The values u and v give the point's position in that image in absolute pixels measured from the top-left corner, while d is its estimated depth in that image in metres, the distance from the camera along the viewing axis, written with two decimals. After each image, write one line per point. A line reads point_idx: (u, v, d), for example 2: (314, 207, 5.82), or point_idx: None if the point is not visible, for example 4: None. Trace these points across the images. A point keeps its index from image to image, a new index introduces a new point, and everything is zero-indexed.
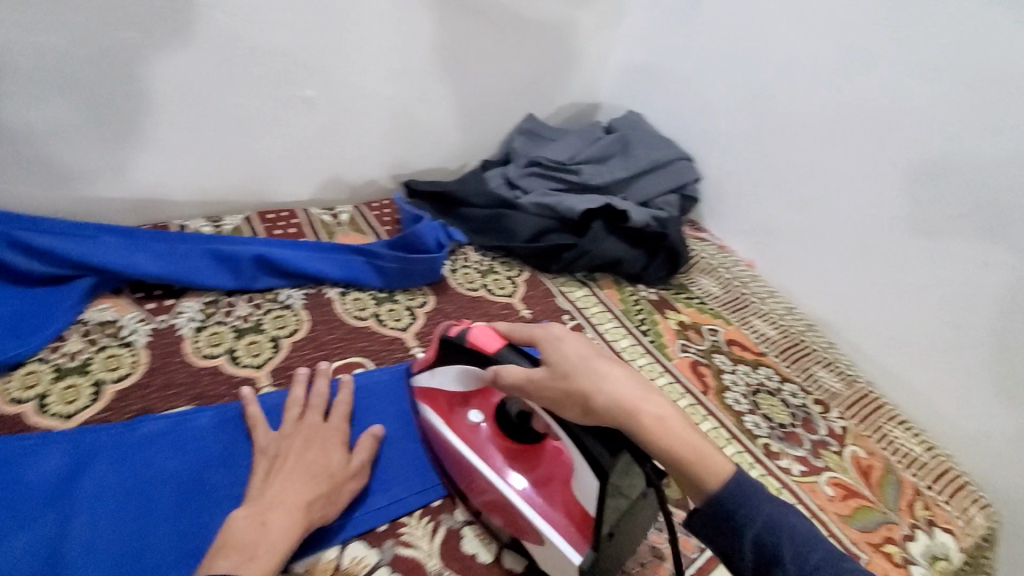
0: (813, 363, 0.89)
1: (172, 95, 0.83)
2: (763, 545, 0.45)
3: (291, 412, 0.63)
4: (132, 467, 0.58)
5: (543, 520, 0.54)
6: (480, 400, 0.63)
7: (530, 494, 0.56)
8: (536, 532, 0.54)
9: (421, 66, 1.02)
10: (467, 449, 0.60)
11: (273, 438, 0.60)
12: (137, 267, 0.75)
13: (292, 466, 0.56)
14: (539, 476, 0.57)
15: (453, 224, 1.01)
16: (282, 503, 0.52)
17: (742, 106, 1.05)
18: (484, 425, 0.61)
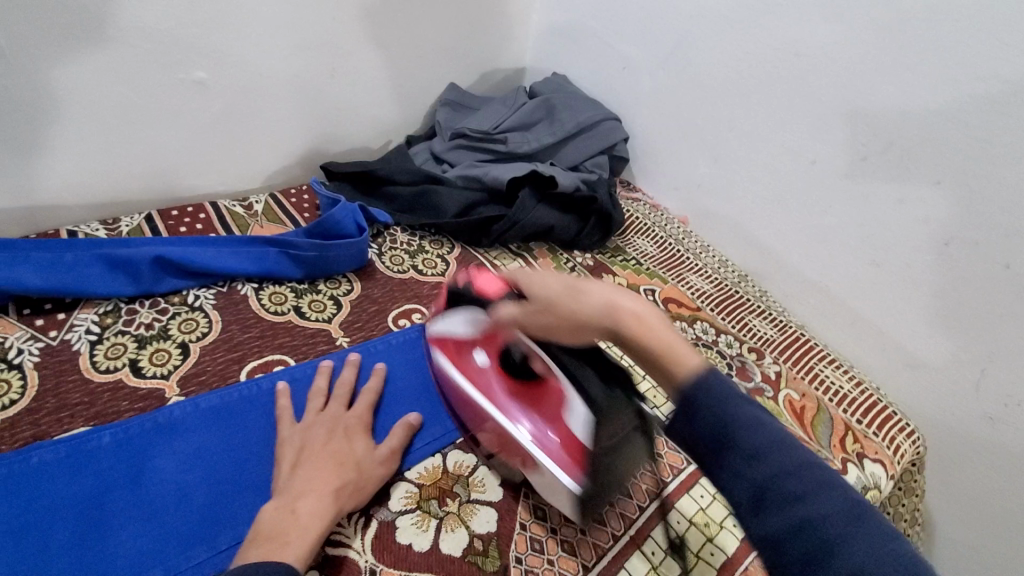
0: (746, 312, 0.91)
1: (52, 93, 0.75)
2: (719, 430, 0.41)
3: (314, 403, 0.62)
4: (22, 502, 0.52)
5: (539, 452, 0.56)
6: (487, 343, 0.65)
7: (529, 429, 0.58)
8: (534, 463, 0.56)
9: (326, 38, 0.94)
10: (472, 389, 0.62)
11: (296, 429, 0.59)
12: (17, 281, 0.67)
13: (319, 455, 0.55)
14: (536, 413, 0.60)
15: (377, 204, 0.96)
16: (311, 490, 0.51)
17: (662, 61, 1.04)
18: (491, 369, 0.64)
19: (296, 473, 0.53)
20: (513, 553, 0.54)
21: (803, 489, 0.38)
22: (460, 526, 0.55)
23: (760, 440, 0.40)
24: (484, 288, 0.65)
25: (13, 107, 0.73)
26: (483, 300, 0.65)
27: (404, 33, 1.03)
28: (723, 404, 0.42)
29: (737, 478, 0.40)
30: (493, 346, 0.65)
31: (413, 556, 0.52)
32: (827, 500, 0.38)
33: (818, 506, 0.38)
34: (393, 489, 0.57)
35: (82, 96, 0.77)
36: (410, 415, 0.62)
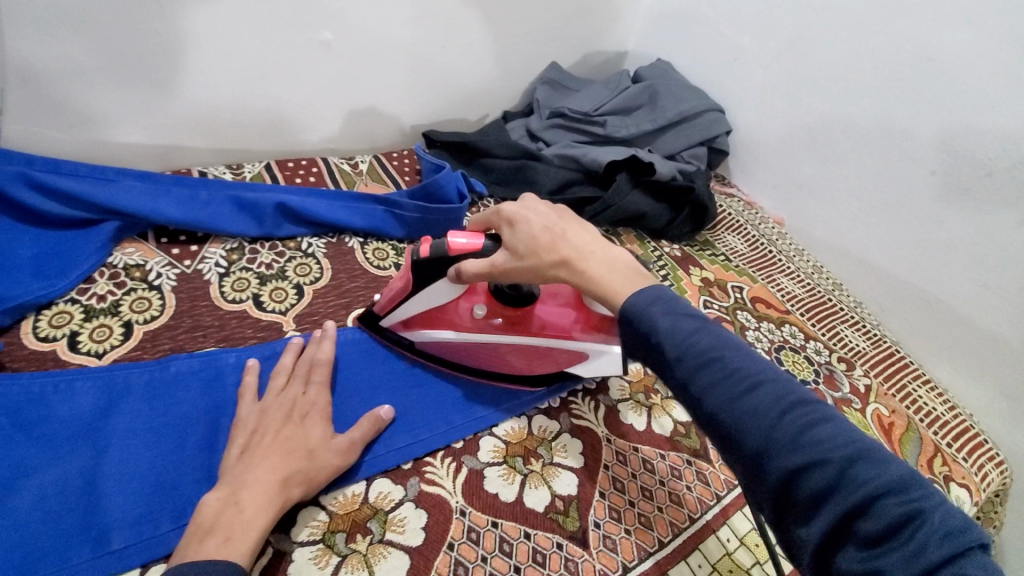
0: (839, 322, 0.89)
1: (194, 40, 0.81)
2: (650, 340, 0.45)
3: (275, 381, 0.58)
4: (163, 404, 0.59)
5: (577, 343, 0.64)
6: (469, 296, 0.66)
7: (555, 334, 0.64)
8: (576, 353, 0.64)
9: (441, 8, 0.97)
10: (486, 335, 0.64)
11: (252, 411, 0.56)
12: (163, 211, 0.74)
13: (269, 443, 0.52)
14: (552, 325, 0.64)
15: (474, 174, 0.98)
16: (253, 482, 0.48)
17: (775, 55, 1.00)
18: (488, 312, 0.65)
19: (242, 459, 0.51)
20: (592, 518, 0.57)
21: (721, 378, 0.41)
22: (543, 484, 0.58)
23: (687, 343, 0.43)
24: (464, 246, 0.57)
25: (164, 53, 0.80)
26: (454, 259, 0.58)
27: (512, 7, 1.04)
28: (648, 318, 0.45)
29: (674, 382, 0.44)
30: (473, 296, 0.66)
31: (499, 504, 0.56)
32: (743, 383, 0.41)
33: (736, 389, 0.41)
34: (482, 441, 0.61)
35: (224, 48, 0.83)
36: (380, 410, 0.58)
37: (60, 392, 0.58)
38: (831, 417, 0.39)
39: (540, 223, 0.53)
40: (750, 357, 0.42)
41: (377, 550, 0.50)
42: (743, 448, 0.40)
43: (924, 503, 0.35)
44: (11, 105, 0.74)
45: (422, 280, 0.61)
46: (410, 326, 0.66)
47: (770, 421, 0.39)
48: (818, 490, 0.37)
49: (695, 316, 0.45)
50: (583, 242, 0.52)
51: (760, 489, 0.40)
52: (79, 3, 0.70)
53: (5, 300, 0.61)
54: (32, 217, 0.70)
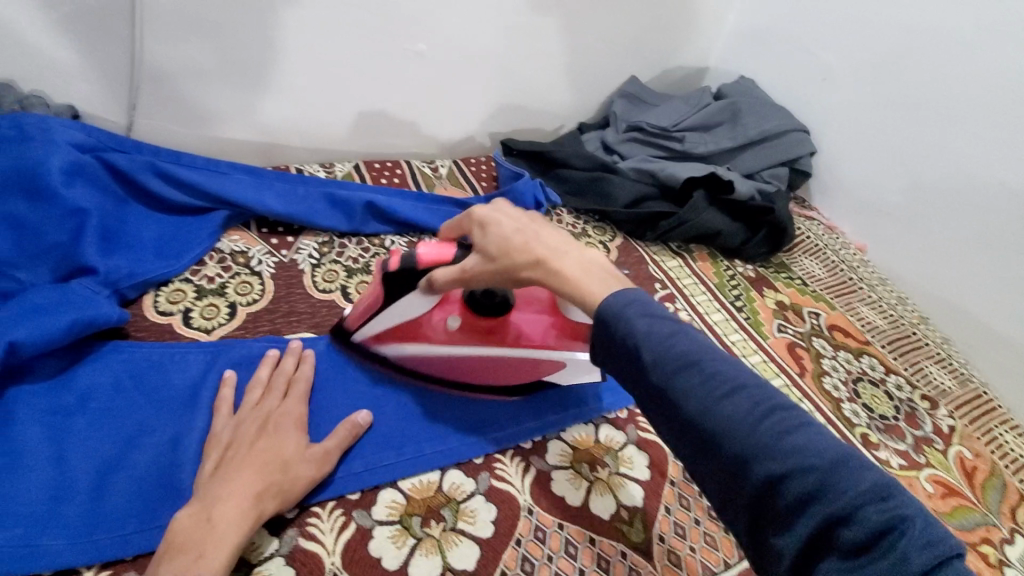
0: (923, 358, 0.85)
1: (298, 45, 0.87)
2: (624, 343, 0.42)
3: (251, 395, 0.58)
4: None
5: (551, 352, 0.63)
6: (442, 305, 0.65)
7: (531, 344, 0.63)
8: (553, 362, 0.64)
9: (525, 23, 1.00)
10: (462, 347, 0.63)
11: (229, 424, 0.56)
12: (267, 204, 0.81)
13: (244, 455, 0.51)
14: (526, 332, 0.64)
15: (549, 184, 0.99)
16: (229, 496, 0.48)
17: (863, 79, 0.98)
18: (461, 323, 0.64)
19: (216, 475, 0.50)
20: (657, 531, 0.57)
21: (699, 385, 0.38)
22: (608, 493, 0.59)
23: (663, 348, 0.40)
24: (434, 255, 0.56)
25: (269, 57, 0.86)
26: (423, 271, 0.58)
27: (592, 23, 1.06)
28: (624, 321, 0.42)
29: (648, 389, 0.41)
30: (445, 306, 0.64)
31: (566, 507, 0.57)
32: (720, 388, 0.38)
33: (714, 395, 0.38)
34: (550, 445, 0.63)
35: (329, 56, 0.90)
36: (358, 415, 0.59)
37: (176, 360, 0.63)
38: (807, 422, 0.37)
39: (511, 226, 0.52)
40: (727, 363, 0.39)
41: (450, 537, 0.53)
42: (722, 458, 0.37)
43: (906, 512, 0.33)
44: (144, 100, 0.82)
45: (393, 293, 0.60)
46: (382, 339, 0.65)
47: (748, 429, 0.36)
48: (798, 499, 0.34)
49: (671, 319, 0.42)
50: (556, 241, 0.50)
51: (737, 500, 0.37)
52: (210, 13, 0.78)
53: (134, 275, 0.69)
54: (155, 201, 0.78)
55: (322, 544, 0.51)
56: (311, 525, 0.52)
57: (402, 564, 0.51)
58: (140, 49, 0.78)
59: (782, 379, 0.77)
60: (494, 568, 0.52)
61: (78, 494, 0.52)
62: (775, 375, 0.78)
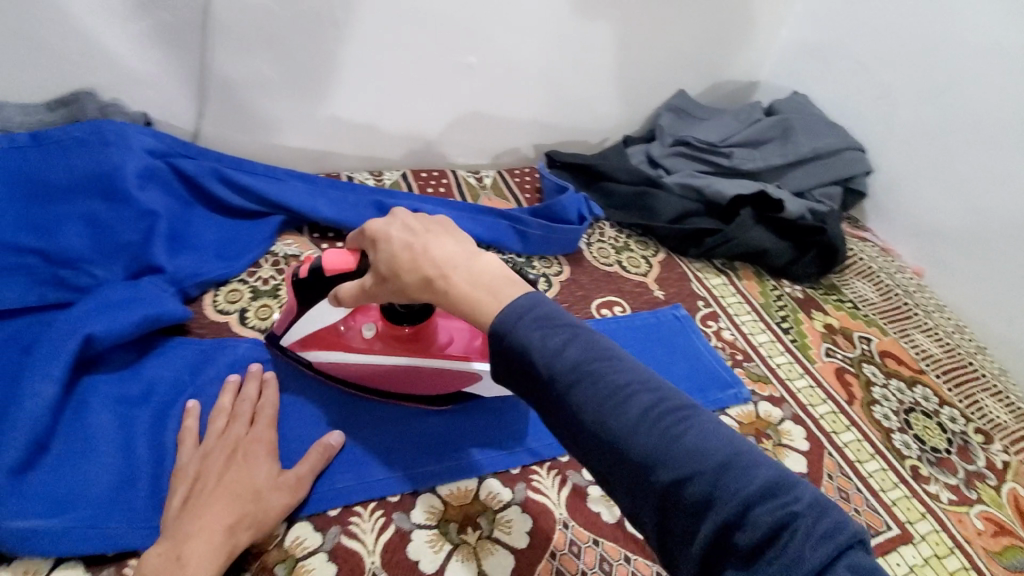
0: (979, 390, 0.80)
1: (357, 58, 0.91)
2: (515, 354, 0.39)
3: (216, 423, 0.56)
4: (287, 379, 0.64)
5: (472, 360, 0.63)
6: (364, 314, 0.65)
7: (451, 352, 0.63)
8: (474, 371, 0.63)
9: (572, 38, 1.01)
10: (381, 353, 0.63)
11: (194, 455, 0.53)
12: (320, 210, 0.84)
13: (211, 489, 0.50)
14: (446, 342, 0.64)
15: (593, 197, 1.00)
16: (199, 531, 0.47)
17: (924, 97, 0.94)
18: (382, 330, 0.64)
19: (185, 510, 0.48)
20: None
21: (590, 397, 0.36)
22: None
23: (553, 358, 0.37)
24: (334, 265, 0.55)
25: (329, 70, 0.90)
26: (333, 279, 0.57)
27: (640, 37, 1.06)
28: (514, 330, 0.39)
29: (543, 401, 0.38)
30: (364, 314, 0.65)
31: (601, 523, 0.57)
32: (609, 397, 0.36)
33: (603, 406, 0.36)
34: None
35: (387, 69, 0.93)
36: (330, 437, 0.58)
37: (199, 362, 0.64)
38: (701, 420, 0.36)
39: (402, 240, 0.47)
40: (619, 367, 0.37)
41: (486, 545, 0.54)
42: (618, 470, 0.35)
43: (797, 508, 0.32)
44: (211, 110, 0.87)
45: (305, 300, 0.60)
46: (306, 345, 0.64)
47: (639, 436, 0.35)
48: (692, 506, 0.33)
49: (563, 322, 0.39)
50: (447, 254, 0.45)
51: (638, 510, 0.36)
52: (276, 29, 0.83)
53: (197, 275, 0.73)
54: (218, 205, 0.82)
55: (362, 543, 0.53)
56: (352, 524, 0.54)
57: (438, 568, 0.52)
58: (211, 62, 0.83)
59: (829, 406, 0.75)
60: None
61: (140, 480, 0.53)
62: (821, 402, 0.75)
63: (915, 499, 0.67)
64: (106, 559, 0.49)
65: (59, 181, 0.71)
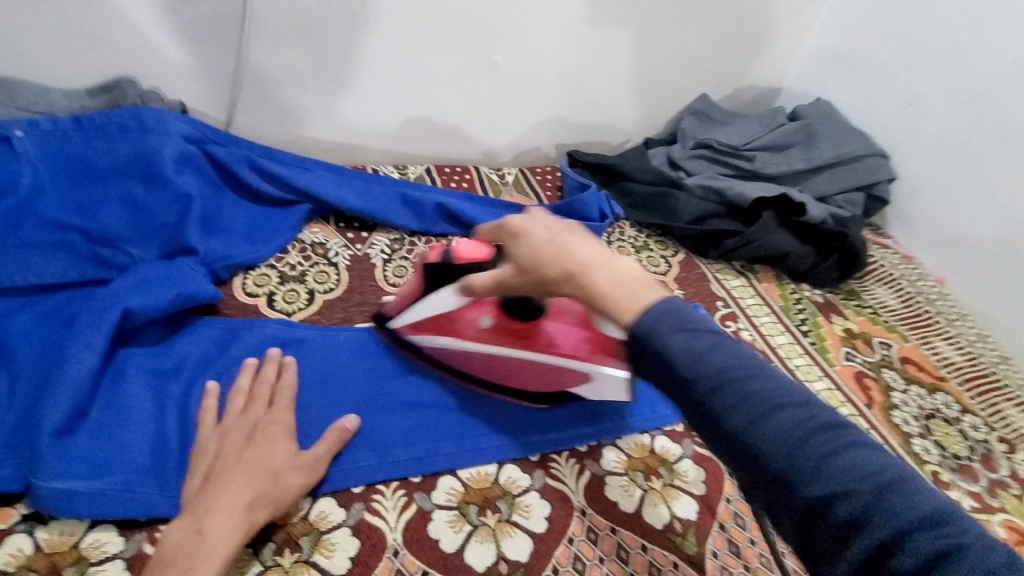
0: (1002, 399, 0.80)
1: (386, 53, 0.92)
2: (658, 356, 0.38)
3: (234, 404, 0.57)
4: (306, 357, 0.65)
5: (583, 364, 0.62)
6: (480, 304, 0.65)
7: (560, 353, 0.62)
8: (580, 374, 0.62)
9: (597, 39, 1.02)
10: (490, 348, 0.64)
11: (213, 434, 0.55)
12: (347, 200, 0.86)
13: (231, 467, 0.51)
14: (558, 341, 0.63)
15: (614, 197, 1.00)
16: (220, 508, 0.48)
17: (953, 106, 0.94)
18: (495, 323, 0.64)
19: (206, 487, 0.50)
20: (711, 546, 0.57)
21: (739, 405, 0.35)
22: (662, 504, 0.59)
23: (701, 363, 0.37)
24: (471, 253, 0.60)
25: (358, 64, 0.92)
26: (464, 267, 0.61)
27: (666, 40, 1.07)
28: (659, 334, 0.38)
29: (686, 404, 0.38)
30: (480, 305, 0.64)
31: (618, 512, 0.58)
32: (761, 406, 0.35)
33: (754, 415, 0.35)
34: (605, 450, 0.63)
35: (415, 65, 0.95)
36: (347, 419, 0.58)
37: (221, 343, 0.65)
38: (856, 438, 0.34)
39: (543, 236, 0.49)
40: (767, 378, 0.36)
41: (504, 528, 0.55)
42: (763, 479, 0.35)
43: (963, 540, 0.30)
44: (244, 100, 0.90)
45: (430, 285, 0.64)
46: (418, 330, 0.66)
47: (791, 451, 0.34)
48: (846, 526, 0.32)
49: (709, 329, 0.38)
50: (589, 252, 0.46)
51: (783, 522, 0.35)
52: (311, 22, 0.85)
53: (227, 257, 0.75)
54: (246, 191, 0.84)
55: (385, 520, 0.54)
56: (375, 501, 0.55)
57: (459, 548, 0.53)
58: (246, 54, 0.85)
59: (848, 409, 0.75)
60: (546, 563, 0.53)
61: (170, 451, 0.55)
62: (841, 405, 0.75)
63: None
64: (138, 524, 0.51)
65: (101, 163, 0.73)
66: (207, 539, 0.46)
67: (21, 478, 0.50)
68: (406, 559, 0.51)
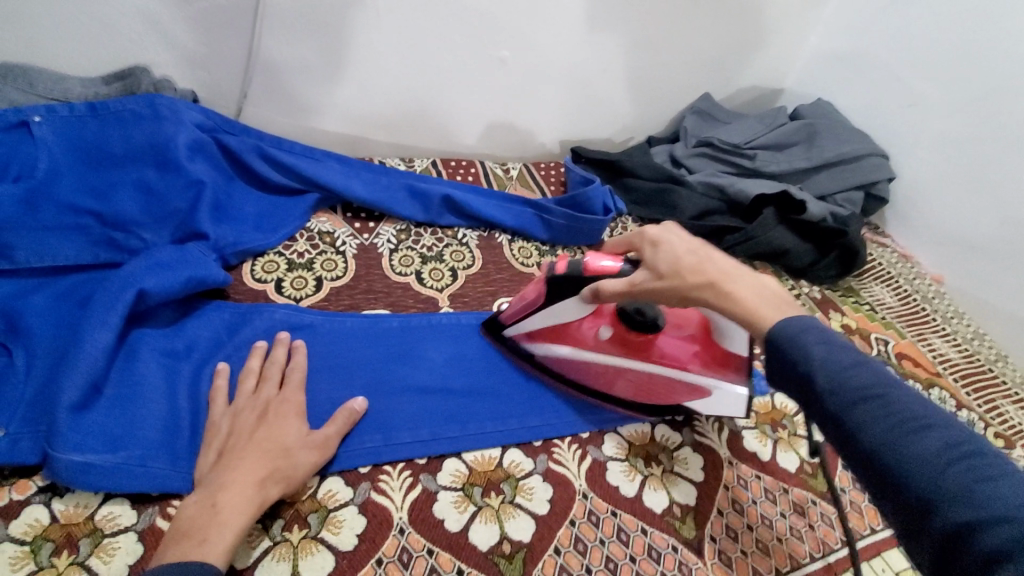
0: (998, 397, 0.81)
1: (395, 45, 0.93)
2: (798, 368, 0.42)
3: (246, 384, 0.58)
4: (315, 342, 0.66)
5: (700, 379, 0.63)
6: (599, 316, 0.67)
7: (677, 365, 0.64)
8: (697, 389, 0.63)
9: (605, 36, 1.03)
10: (612, 359, 0.66)
11: (226, 414, 0.56)
12: (355, 191, 0.87)
13: (244, 445, 0.52)
14: (673, 354, 0.64)
15: (617, 192, 1.02)
16: (233, 483, 0.49)
17: (954, 108, 0.96)
18: (614, 335, 0.66)
19: (220, 463, 0.51)
20: (709, 530, 0.58)
21: (877, 417, 0.37)
22: (661, 489, 0.61)
23: (841, 377, 0.40)
24: (603, 266, 0.59)
25: (367, 55, 0.93)
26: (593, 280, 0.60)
27: (672, 39, 1.09)
28: (799, 346, 0.42)
29: (824, 416, 0.40)
30: (600, 317, 0.67)
31: (620, 496, 0.59)
32: (900, 422, 0.37)
33: (892, 429, 0.37)
34: (605, 437, 0.65)
35: (425, 58, 0.96)
36: (354, 402, 0.59)
37: (231, 326, 0.67)
38: (1011, 473, 0.34)
39: (683, 245, 0.53)
40: (912, 399, 0.38)
41: (508, 509, 0.56)
42: (904, 495, 0.36)
43: None
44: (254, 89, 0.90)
45: (554, 295, 0.63)
46: (533, 338, 0.68)
47: (932, 468, 0.35)
48: (994, 552, 0.31)
49: (856, 352, 0.41)
50: (727, 264, 0.51)
51: (925, 544, 0.35)
52: (322, 13, 0.86)
53: (238, 244, 0.76)
54: (255, 179, 0.85)
55: (391, 499, 0.55)
56: (381, 481, 0.56)
57: (463, 528, 0.54)
58: (258, 44, 0.86)
59: None
60: (548, 544, 0.54)
61: (182, 430, 0.56)
62: None
63: None
64: (150, 498, 0.53)
65: (115, 149, 0.74)
66: (220, 511, 0.47)
67: (37, 452, 0.52)
68: (411, 537, 0.53)
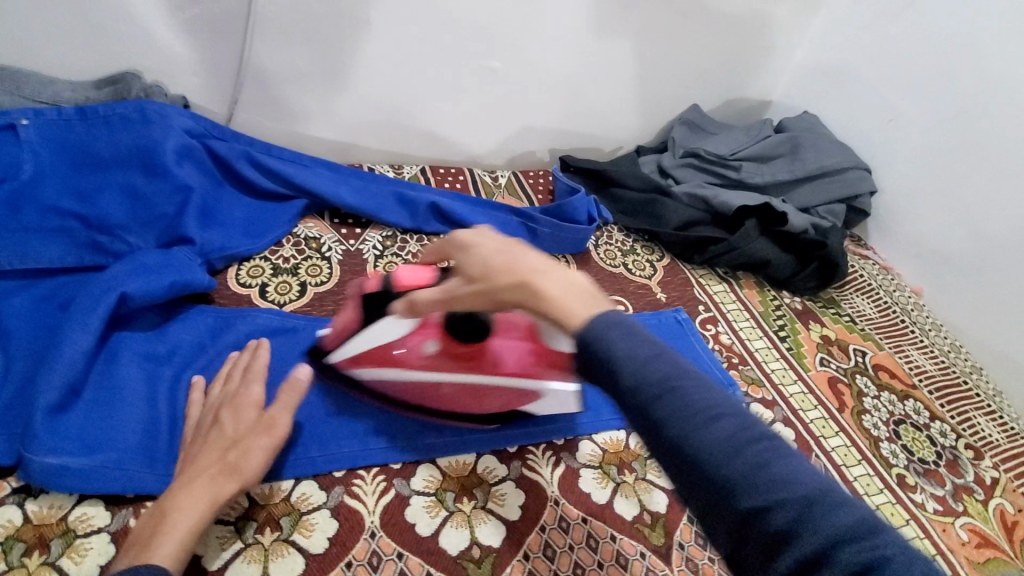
0: (972, 408, 0.83)
1: (387, 55, 0.95)
2: (601, 362, 0.39)
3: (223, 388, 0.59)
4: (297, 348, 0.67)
5: (533, 381, 0.61)
6: (423, 330, 0.61)
7: (507, 372, 0.61)
8: (532, 391, 0.62)
9: (593, 47, 1.05)
10: (442, 373, 0.61)
11: (203, 417, 0.57)
12: (343, 198, 0.88)
13: (210, 447, 0.52)
14: (500, 359, 0.61)
15: (603, 201, 1.02)
16: (197, 484, 0.49)
17: (934, 122, 0.97)
18: (441, 349, 0.60)
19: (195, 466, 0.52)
20: (678, 537, 0.59)
21: (677, 413, 0.36)
22: (633, 496, 0.61)
23: (642, 372, 0.37)
24: (414, 276, 0.62)
25: (358, 64, 0.94)
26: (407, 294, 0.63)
27: (660, 51, 1.10)
28: (602, 340, 0.39)
29: (628, 412, 0.38)
30: (423, 331, 0.60)
31: (590, 502, 0.60)
32: (697, 415, 0.36)
33: (690, 425, 0.35)
34: (581, 444, 0.65)
35: (417, 68, 0.98)
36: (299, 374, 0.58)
37: (215, 331, 0.68)
38: (788, 451, 0.35)
39: (493, 247, 0.49)
40: (701, 385, 0.37)
41: (479, 514, 0.57)
42: (700, 488, 0.35)
43: (887, 552, 0.31)
44: (245, 95, 0.92)
45: (368, 315, 0.63)
46: (359, 363, 0.62)
47: (727, 460, 0.34)
48: (777, 535, 0.32)
49: (654, 340, 0.39)
50: (538, 260, 0.46)
51: (718, 531, 0.35)
52: (316, 23, 0.88)
53: (223, 249, 0.77)
54: (244, 185, 0.86)
55: (364, 503, 0.56)
56: (355, 485, 0.57)
57: (434, 532, 0.55)
58: (250, 51, 0.87)
59: (819, 412, 0.77)
60: (518, 549, 0.55)
61: (161, 433, 0.57)
62: (813, 408, 0.77)
63: (898, 505, 0.69)
64: (125, 500, 0.53)
65: (104, 153, 0.75)
66: (190, 512, 0.48)
67: (12, 453, 0.53)
68: (382, 541, 0.53)
